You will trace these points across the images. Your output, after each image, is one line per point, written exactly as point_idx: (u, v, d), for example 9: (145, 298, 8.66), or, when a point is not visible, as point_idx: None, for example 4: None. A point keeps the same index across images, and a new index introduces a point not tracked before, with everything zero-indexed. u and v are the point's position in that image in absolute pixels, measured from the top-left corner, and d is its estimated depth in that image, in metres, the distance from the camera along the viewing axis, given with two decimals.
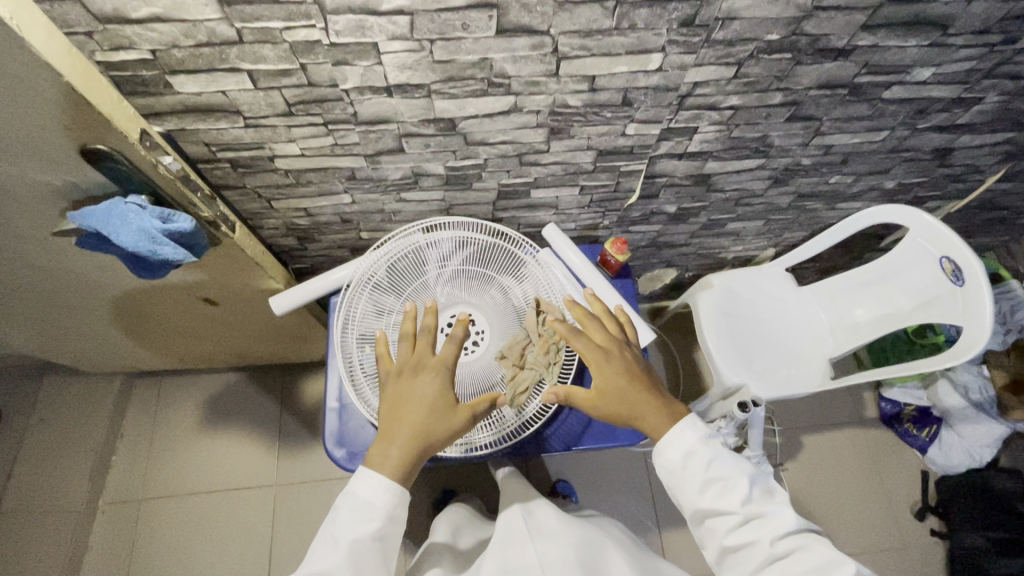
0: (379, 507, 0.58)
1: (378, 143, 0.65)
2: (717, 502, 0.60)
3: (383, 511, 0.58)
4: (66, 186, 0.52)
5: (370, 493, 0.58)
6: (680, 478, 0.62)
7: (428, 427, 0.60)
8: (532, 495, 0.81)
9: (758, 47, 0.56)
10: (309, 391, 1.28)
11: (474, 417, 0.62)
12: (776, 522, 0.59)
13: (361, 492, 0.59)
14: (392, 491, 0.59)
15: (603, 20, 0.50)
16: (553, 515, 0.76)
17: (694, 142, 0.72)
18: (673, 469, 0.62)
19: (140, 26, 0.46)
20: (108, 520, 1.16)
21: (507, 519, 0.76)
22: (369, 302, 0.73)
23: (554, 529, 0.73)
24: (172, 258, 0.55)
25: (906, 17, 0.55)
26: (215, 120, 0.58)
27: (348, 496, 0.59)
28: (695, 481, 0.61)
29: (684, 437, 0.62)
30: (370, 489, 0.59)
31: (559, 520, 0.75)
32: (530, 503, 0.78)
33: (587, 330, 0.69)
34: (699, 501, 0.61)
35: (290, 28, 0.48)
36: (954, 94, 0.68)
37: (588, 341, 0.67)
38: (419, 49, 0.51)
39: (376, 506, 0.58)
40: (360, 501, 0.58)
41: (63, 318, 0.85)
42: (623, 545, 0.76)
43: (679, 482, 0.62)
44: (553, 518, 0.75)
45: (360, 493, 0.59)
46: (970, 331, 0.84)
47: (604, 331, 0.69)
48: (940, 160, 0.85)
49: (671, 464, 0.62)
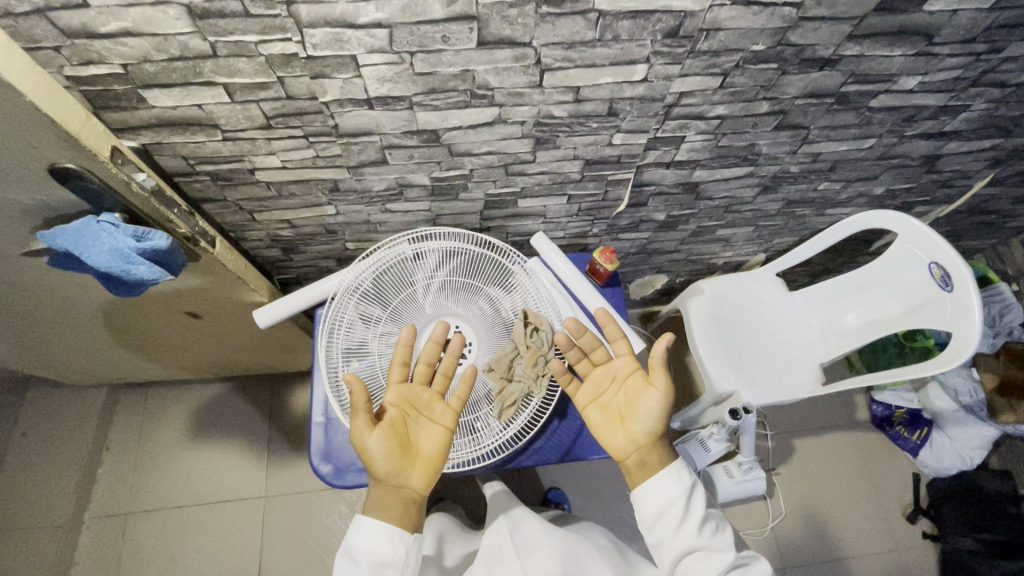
0: (366, 551, 0.58)
1: (361, 154, 0.64)
2: (715, 541, 0.61)
3: (380, 555, 0.58)
4: (37, 204, 0.50)
5: (363, 541, 0.59)
6: (679, 516, 0.62)
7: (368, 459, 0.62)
8: (517, 508, 0.81)
9: (744, 57, 0.56)
10: (298, 400, 1.27)
11: (370, 429, 0.61)
12: (757, 569, 0.62)
13: (354, 539, 0.59)
14: (384, 531, 0.59)
15: (587, 32, 0.50)
16: (539, 528, 0.75)
17: (681, 151, 0.71)
18: (674, 501, 0.62)
19: (109, 40, 0.45)
20: (93, 534, 1.14)
21: (492, 535, 0.76)
22: (355, 315, 0.71)
23: (540, 542, 0.72)
24: (148, 277, 0.54)
25: (892, 27, 0.54)
26: (192, 133, 0.57)
27: (345, 554, 0.59)
28: (698, 513, 0.62)
29: (687, 475, 0.64)
30: (364, 538, 0.59)
31: (545, 532, 0.74)
32: (516, 517, 0.78)
33: (596, 357, 0.71)
34: (696, 539, 0.61)
35: (265, 42, 0.47)
36: (940, 102, 0.68)
37: (609, 372, 0.70)
38: (399, 62, 0.50)
39: (375, 550, 0.58)
40: (350, 545, 0.59)
41: (42, 332, 0.84)
42: (609, 555, 0.75)
43: (679, 521, 0.62)
44: (539, 531, 0.74)
45: (350, 539, 0.60)
46: (958, 336, 0.84)
47: (608, 359, 0.71)
48: (929, 167, 0.85)
49: (673, 500, 0.62)
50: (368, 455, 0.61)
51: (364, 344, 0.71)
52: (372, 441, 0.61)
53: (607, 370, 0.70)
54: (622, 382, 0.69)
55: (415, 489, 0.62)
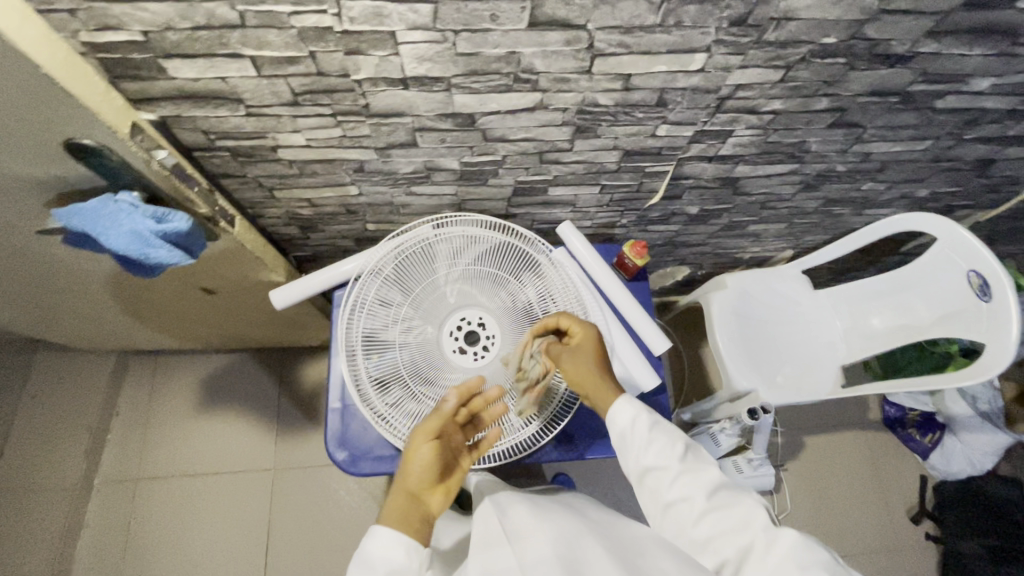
0: (388, 564, 0.57)
1: (391, 136, 0.60)
2: (660, 458, 0.64)
3: (395, 565, 0.57)
4: (52, 181, 0.47)
5: (382, 551, 0.57)
6: (629, 442, 0.65)
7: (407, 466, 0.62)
8: (503, 492, 0.74)
9: (811, 50, 0.51)
10: (308, 374, 1.26)
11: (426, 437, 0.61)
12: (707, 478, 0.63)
13: (367, 550, 0.58)
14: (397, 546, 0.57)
15: (647, 16, 0.45)
16: (528, 514, 0.67)
17: (726, 145, 0.67)
18: (621, 433, 0.66)
19: (130, 5, 0.41)
20: (103, 499, 1.15)
21: (479, 525, 0.68)
22: (376, 302, 0.69)
23: (531, 528, 0.64)
24: (167, 261, 0.51)
25: (976, 24, 0.50)
26: (214, 108, 0.53)
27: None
28: (640, 437, 0.65)
29: (633, 403, 0.66)
30: (379, 547, 0.58)
31: (536, 518, 0.65)
32: (504, 504, 0.70)
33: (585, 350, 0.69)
34: (643, 461, 0.64)
35: (298, 13, 0.43)
36: (1009, 105, 0.64)
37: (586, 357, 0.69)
38: (441, 41, 0.46)
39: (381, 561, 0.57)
40: (363, 560, 0.58)
41: (52, 301, 0.82)
42: (608, 531, 0.66)
43: (629, 446, 0.65)
44: (529, 517, 0.66)
45: (363, 551, 0.58)
46: (991, 348, 0.82)
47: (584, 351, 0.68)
48: (980, 171, 0.81)
49: (620, 426, 0.66)
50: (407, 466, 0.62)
51: (384, 332, 0.68)
52: (425, 449, 0.61)
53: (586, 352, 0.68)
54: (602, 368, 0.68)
55: (429, 512, 0.62)
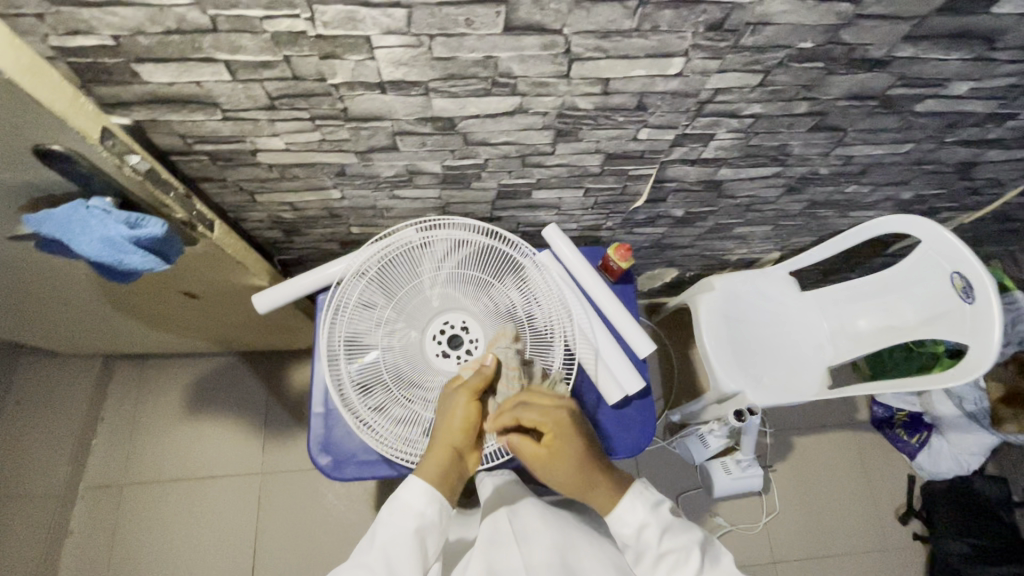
0: (417, 511, 0.63)
1: (370, 140, 0.60)
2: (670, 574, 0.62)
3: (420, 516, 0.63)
4: (23, 187, 0.46)
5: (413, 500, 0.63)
6: (637, 553, 0.64)
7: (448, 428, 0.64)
8: (516, 487, 0.74)
9: (789, 55, 0.51)
10: (296, 377, 1.25)
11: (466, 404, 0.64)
12: None
13: (401, 498, 0.64)
14: (430, 495, 0.64)
15: (623, 21, 0.45)
16: (535, 510, 0.69)
17: (709, 149, 0.67)
18: (629, 541, 0.64)
19: (99, 9, 0.41)
20: (89, 504, 1.14)
21: (485, 515, 0.71)
22: (359, 305, 0.68)
23: (538, 529, 0.67)
24: (141, 266, 0.51)
25: (952, 29, 0.50)
26: (190, 112, 0.53)
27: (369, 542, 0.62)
28: (650, 552, 0.63)
29: (639, 506, 0.65)
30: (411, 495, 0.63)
31: (542, 518, 0.68)
32: (511, 494, 0.72)
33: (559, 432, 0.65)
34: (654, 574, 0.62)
35: (271, 18, 0.43)
36: (989, 109, 0.64)
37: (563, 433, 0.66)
38: (417, 45, 0.46)
39: (412, 510, 0.63)
40: (397, 506, 0.64)
41: (33, 306, 0.81)
42: (610, 548, 0.69)
43: (637, 556, 0.64)
44: (537, 515, 0.68)
45: (398, 498, 0.64)
46: (975, 349, 0.83)
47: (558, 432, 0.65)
48: (963, 174, 0.81)
49: (625, 536, 0.65)
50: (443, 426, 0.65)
51: (367, 335, 0.68)
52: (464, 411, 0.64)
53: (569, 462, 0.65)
54: (590, 475, 0.66)
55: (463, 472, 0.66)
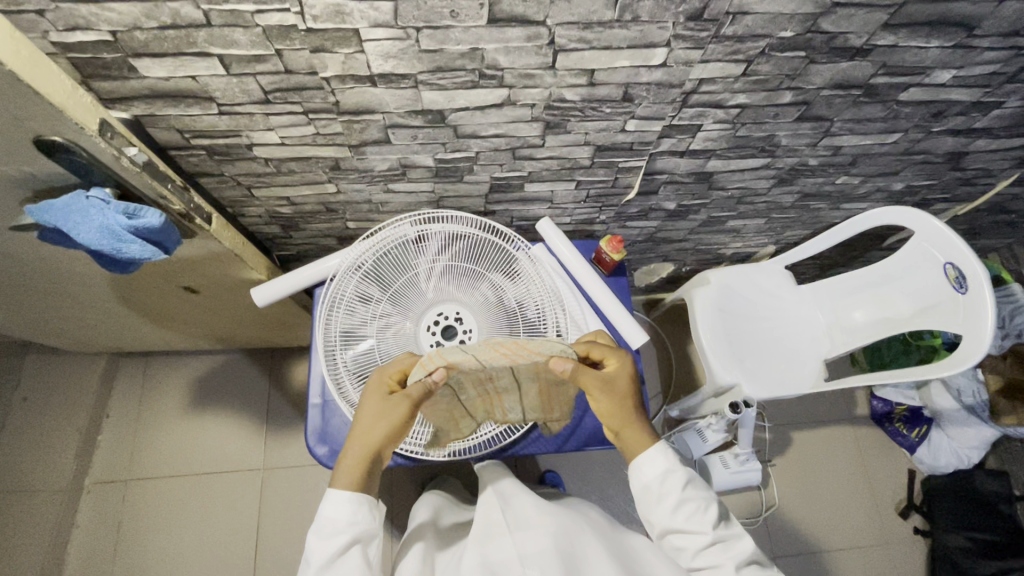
0: (343, 520, 0.58)
1: (363, 133, 0.61)
2: (689, 523, 0.62)
3: (342, 524, 0.58)
4: (24, 177, 0.48)
5: (335, 511, 0.58)
6: (658, 500, 0.63)
7: (373, 436, 0.58)
8: (506, 484, 0.75)
9: (770, 44, 0.52)
10: (297, 374, 1.27)
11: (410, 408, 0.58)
12: (738, 548, 0.62)
13: (324, 514, 0.58)
14: (353, 500, 0.59)
15: (604, 11, 0.46)
16: (530, 502, 0.69)
17: (696, 140, 0.68)
18: (647, 488, 0.64)
19: (97, 5, 0.42)
20: (94, 500, 1.16)
21: (484, 514, 0.71)
22: (355, 298, 0.69)
23: (533, 517, 0.66)
24: (140, 256, 0.53)
25: (932, 16, 0.51)
26: (187, 107, 0.55)
27: (305, 562, 0.58)
28: (670, 498, 0.62)
29: (666, 454, 0.64)
30: (330, 506, 0.58)
31: (536, 506, 0.68)
32: (506, 492, 0.72)
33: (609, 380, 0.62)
34: (672, 520, 0.62)
35: (262, 12, 0.44)
36: (973, 98, 0.65)
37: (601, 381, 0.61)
38: (404, 38, 0.47)
39: (339, 522, 0.58)
40: (321, 521, 0.58)
41: (38, 302, 0.83)
42: (606, 532, 0.69)
43: (657, 504, 0.63)
44: (531, 505, 0.68)
45: (322, 513, 0.58)
46: (968, 339, 0.83)
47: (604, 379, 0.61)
48: (953, 164, 0.82)
49: (648, 483, 0.63)
50: (365, 429, 0.59)
51: (363, 327, 0.69)
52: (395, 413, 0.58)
53: (620, 393, 0.62)
54: (631, 412, 0.63)
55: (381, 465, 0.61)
